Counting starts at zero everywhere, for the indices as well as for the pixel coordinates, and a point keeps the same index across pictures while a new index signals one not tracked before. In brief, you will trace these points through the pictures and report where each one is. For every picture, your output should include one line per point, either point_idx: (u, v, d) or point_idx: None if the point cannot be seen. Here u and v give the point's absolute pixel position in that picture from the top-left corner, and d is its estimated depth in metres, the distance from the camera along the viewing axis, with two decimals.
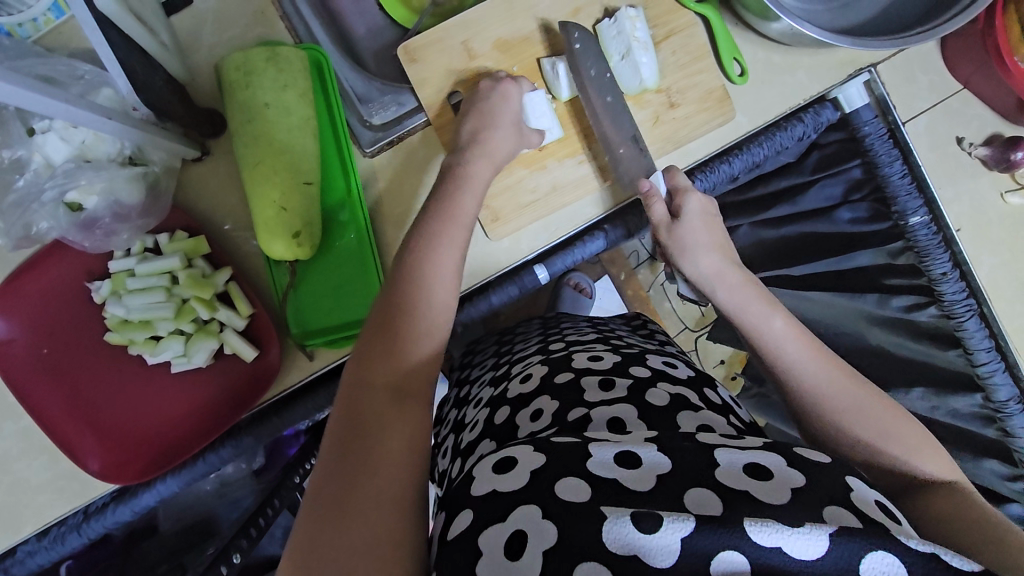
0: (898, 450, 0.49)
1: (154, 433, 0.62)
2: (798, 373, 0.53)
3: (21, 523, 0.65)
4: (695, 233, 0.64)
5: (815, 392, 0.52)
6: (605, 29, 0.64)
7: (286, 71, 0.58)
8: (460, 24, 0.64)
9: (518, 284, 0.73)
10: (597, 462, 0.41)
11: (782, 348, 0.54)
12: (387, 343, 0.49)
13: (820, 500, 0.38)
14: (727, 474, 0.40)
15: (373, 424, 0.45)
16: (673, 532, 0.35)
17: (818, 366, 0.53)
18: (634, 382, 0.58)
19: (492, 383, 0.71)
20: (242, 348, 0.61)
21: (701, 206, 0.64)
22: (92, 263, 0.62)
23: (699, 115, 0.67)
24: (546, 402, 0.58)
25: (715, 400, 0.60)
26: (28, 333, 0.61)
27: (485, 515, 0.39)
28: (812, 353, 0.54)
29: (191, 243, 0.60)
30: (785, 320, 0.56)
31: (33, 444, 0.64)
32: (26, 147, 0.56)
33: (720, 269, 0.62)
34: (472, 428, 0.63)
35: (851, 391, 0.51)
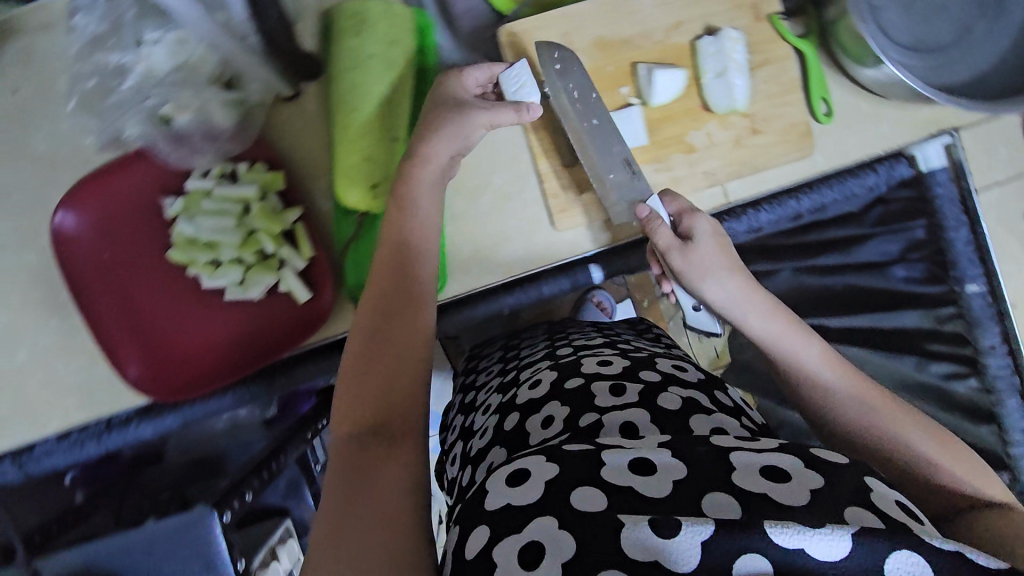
0: (948, 467, 0.48)
1: (194, 355, 0.63)
2: (834, 395, 0.53)
3: (47, 419, 0.65)
4: (708, 258, 0.60)
5: (859, 418, 0.52)
6: (705, 45, 0.65)
7: (398, 28, 0.60)
8: (564, 17, 0.66)
9: (534, 292, 0.70)
10: (611, 469, 0.41)
11: (821, 376, 0.54)
12: (384, 357, 0.49)
13: (839, 502, 0.38)
14: (744, 476, 0.40)
15: (375, 442, 0.45)
16: (693, 535, 0.35)
17: (860, 391, 0.53)
18: (645, 387, 0.58)
19: (500, 389, 0.70)
20: (297, 289, 0.62)
21: (713, 230, 0.62)
22: (167, 179, 0.63)
23: (778, 146, 0.68)
24: (558, 407, 0.57)
25: (725, 403, 0.60)
26: (93, 233, 0.62)
27: (501, 528, 0.39)
28: (847, 375, 0.54)
29: (270, 176, 0.62)
30: (821, 348, 0.56)
31: (74, 344, 0.65)
32: (133, 55, 0.58)
33: (736, 294, 0.59)
34: (481, 436, 0.63)
35: (889, 413, 0.51)
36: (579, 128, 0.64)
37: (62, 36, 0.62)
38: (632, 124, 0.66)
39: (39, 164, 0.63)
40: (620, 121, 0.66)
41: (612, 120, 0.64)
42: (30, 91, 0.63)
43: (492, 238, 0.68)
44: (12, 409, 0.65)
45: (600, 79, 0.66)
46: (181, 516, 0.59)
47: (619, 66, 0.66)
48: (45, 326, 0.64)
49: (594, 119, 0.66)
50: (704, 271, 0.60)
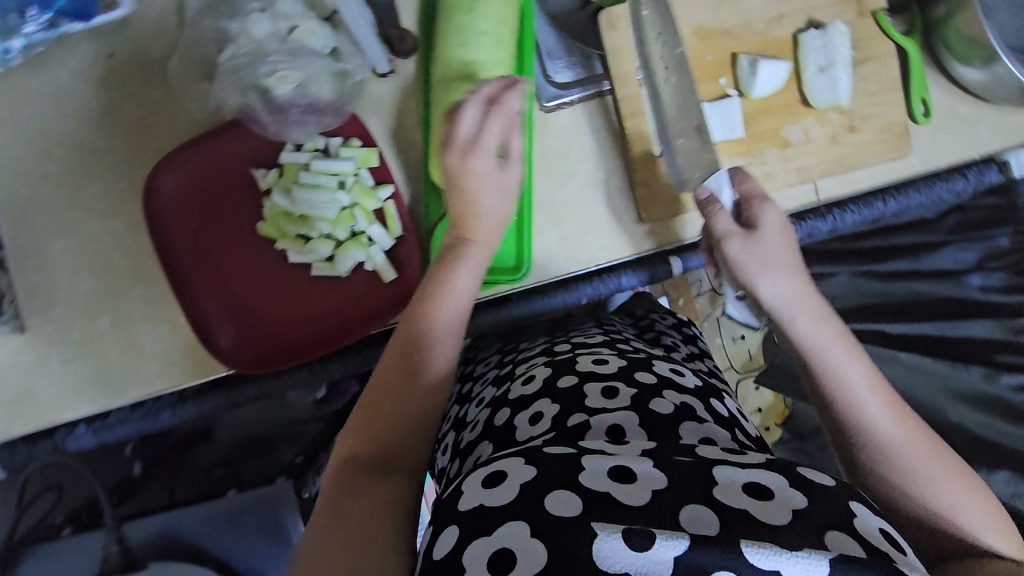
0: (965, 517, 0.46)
1: (273, 330, 0.62)
2: (875, 423, 0.49)
3: (126, 388, 0.65)
4: (772, 252, 0.55)
5: (889, 446, 0.48)
6: (809, 39, 0.64)
7: (509, 6, 0.57)
8: (666, 3, 0.64)
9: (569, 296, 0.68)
10: (589, 473, 0.41)
11: (864, 403, 0.49)
12: (393, 382, 0.48)
13: (820, 524, 0.39)
14: (725, 492, 0.41)
15: (370, 461, 0.45)
16: (667, 549, 0.36)
17: (897, 420, 0.49)
18: (638, 392, 0.57)
19: (495, 381, 0.69)
20: (384, 268, 0.62)
21: (781, 220, 0.57)
22: (261, 149, 0.62)
23: (875, 145, 0.67)
24: (547, 405, 0.57)
25: (721, 413, 0.60)
26: (180, 201, 0.61)
27: (472, 528, 0.39)
28: (887, 402, 0.49)
29: (364, 152, 0.61)
30: (865, 366, 0.51)
31: (160, 311, 0.64)
32: (239, 22, 0.58)
33: (792, 296, 0.54)
34: (472, 428, 0.63)
35: (922, 444, 0.48)
36: (646, 82, 0.64)
37: (162, 6, 0.61)
38: (731, 117, 0.65)
39: (131, 130, 0.63)
40: (720, 112, 0.64)
41: (691, 78, 0.64)
42: (129, 57, 0.62)
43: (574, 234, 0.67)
44: (91, 376, 0.64)
45: (701, 69, 0.65)
46: (265, 491, 0.73)
47: (718, 58, 0.65)
48: (129, 292, 0.64)
49: (692, 109, 0.64)
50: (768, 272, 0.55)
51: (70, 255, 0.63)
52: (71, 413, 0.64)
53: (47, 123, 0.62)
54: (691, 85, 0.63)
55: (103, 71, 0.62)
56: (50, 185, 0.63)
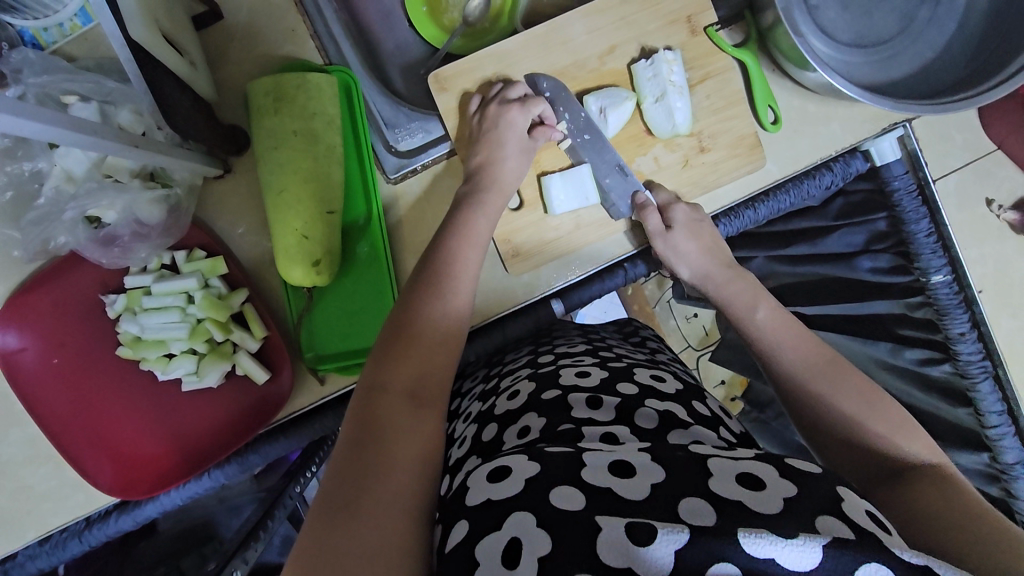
0: (875, 427, 0.49)
1: (156, 453, 0.62)
2: (773, 352, 0.57)
3: (22, 530, 0.65)
4: (686, 233, 0.65)
5: (789, 369, 0.55)
6: (640, 69, 0.63)
7: (315, 99, 0.57)
8: (493, 56, 0.64)
9: (534, 318, 0.69)
10: (591, 469, 0.41)
11: (760, 333, 0.59)
12: (415, 363, 0.51)
13: (810, 510, 0.38)
14: (719, 484, 0.40)
15: (390, 431, 0.46)
16: (668, 543, 0.35)
17: (798, 349, 0.56)
18: (623, 401, 0.55)
19: (481, 396, 0.64)
20: (254, 370, 0.61)
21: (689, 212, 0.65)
22: (108, 276, 0.61)
23: (729, 161, 0.66)
24: (534, 419, 0.53)
25: (704, 414, 0.57)
26: (40, 343, 0.60)
27: (481, 525, 0.38)
28: (797, 338, 0.57)
29: (209, 262, 0.59)
30: (772, 310, 0.61)
31: (40, 451, 0.64)
32: (47, 159, 0.56)
33: (703, 269, 0.66)
34: (460, 445, 0.58)
35: (831, 367, 0.54)
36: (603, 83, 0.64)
37: None
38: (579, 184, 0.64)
39: None
40: (571, 180, 0.64)
41: (619, 91, 0.63)
42: None
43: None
44: None
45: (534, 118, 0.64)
46: None
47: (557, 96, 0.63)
48: (6, 436, 0.63)
49: (544, 181, 0.64)
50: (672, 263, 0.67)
51: None
52: None
53: None
54: (646, 135, 0.64)
55: None
56: None
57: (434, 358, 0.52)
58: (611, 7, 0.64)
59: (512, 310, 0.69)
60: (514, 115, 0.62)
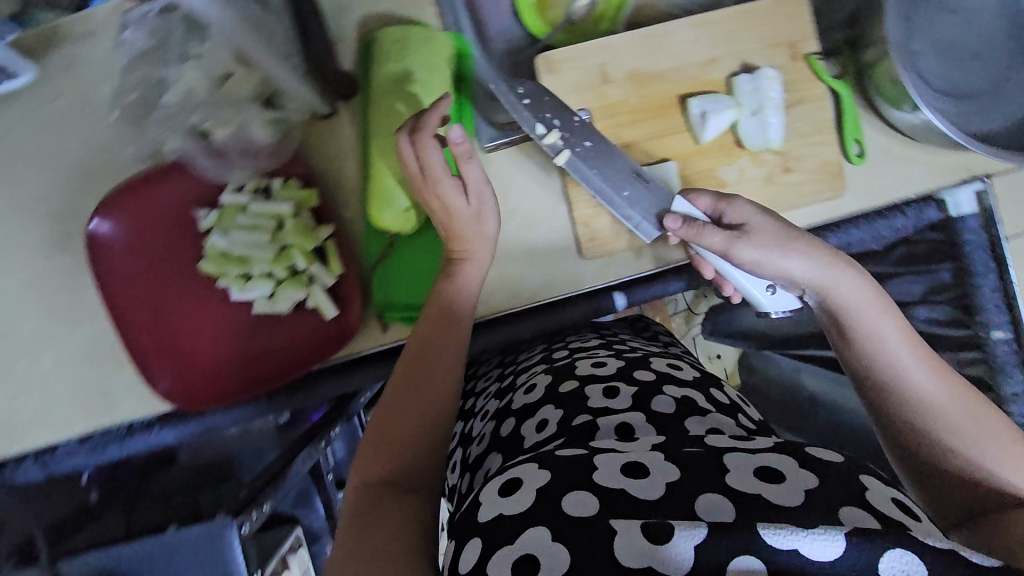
0: (1009, 474, 0.47)
1: (217, 370, 0.64)
2: (913, 381, 0.50)
3: (69, 424, 0.65)
4: (765, 235, 0.57)
5: (930, 402, 0.50)
6: (742, 82, 0.65)
7: (439, 53, 0.60)
8: (601, 48, 0.66)
9: (593, 305, 0.71)
10: (602, 470, 0.43)
11: (897, 359, 0.51)
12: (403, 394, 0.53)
13: (830, 503, 0.41)
14: (738, 479, 0.42)
15: (386, 474, 0.48)
16: (686, 540, 0.37)
17: (939, 378, 0.50)
18: (639, 389, 0.60)
19: (497, 396, 0.72)
20: (326, 306, 0.63)
21: (759, 209, 0.59)
22: (203, 190, 0.63)
23: (809, 184, 0.68)
24: (552, 411, 0.60)
25: (722, 401, 0.61)
26: (128, 243, 0.62)
27: (493, 539, 0.40)
28: (936, 368, 0.51)
29: (305, 193, 0.62)
30: (900, 325, 0.53)
31: (99, 351, 0.64)
32: (175, 67, 0.58)
33: (820, 264, 0.55)
34: (480, 442, 0.65)
35: (964, 405, 0.49)
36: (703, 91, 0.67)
37: (102, 54, 0.62)
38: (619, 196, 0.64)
39: (75, 174, 0.63)
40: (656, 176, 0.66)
41: (713, 99, 0.65)
42: (71, 100, 0.63)
43: (524, 257, 0.67)
44: (33, 414, 0.65)
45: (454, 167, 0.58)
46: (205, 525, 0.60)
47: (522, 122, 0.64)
48: (72, 331, 0.64)
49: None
50: (725, 277, 0.63)
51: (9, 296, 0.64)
52: (17, 448, 0.65)
53: None
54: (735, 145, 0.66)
55: (46, 113, 0.63)
56: None
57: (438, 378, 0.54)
58: (720, 21, 0.66)
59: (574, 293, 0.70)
60: (437, 192, 0.57)
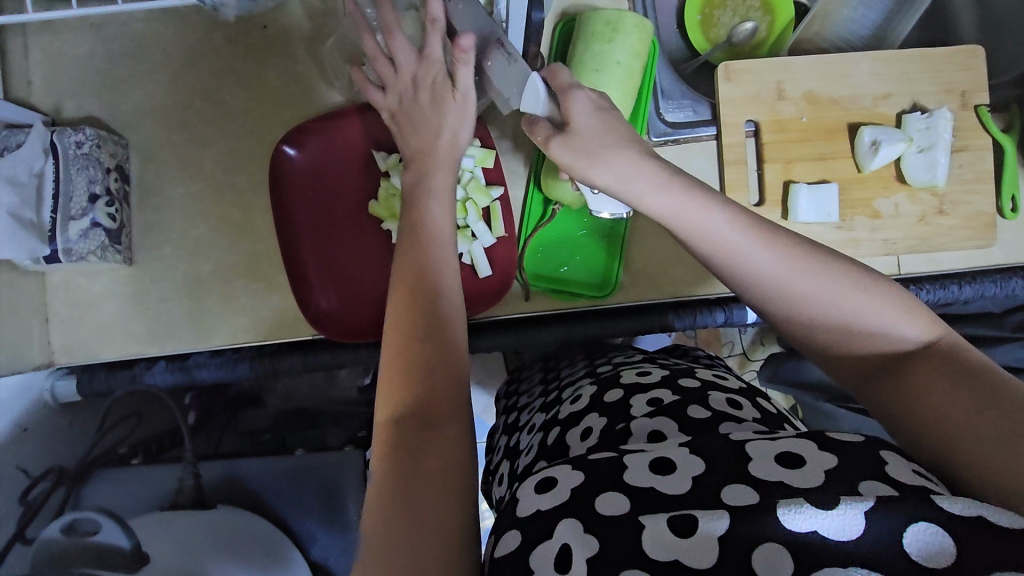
0: (871, 323, 0.43)
1: (362, 305, 0.65)
2: (747, 273, 0.45)
3: (213, 333, 0.68)
4: (585, 136, 0.51)
5: (761, 281, 0.45)
6: (913, 120, 0.68)
7: (644, 41, 0.61)
8: (781, 66, 0.68)
9: (724, 313, 0.71)
10: (631, 470, 0.41)
11: (733, 258, 0.46)
12: (407, 324, 0.43)
13: (851, 478, 0.38)
14: (759, 465, 0.39)
15: (409, 432, 0.39)
16: (710, 527, 0.36)
17: (776, 250, 0.45)
18: (681, 397, 0.55)
19: (542, 408, 0.65)
20: (480, 263, 0.66)
21: (594, 105, 0.52)
22: (383, 135, 0.66)
23: (961, 231, 0.69)
24: (596, 419, 0.55)
25: (769, 410, 0.57)
26: (305, 168, 0.64)
27: (533, 534, 0.39)
28: (746, 228, 0.46)
29: (483, 152, 0.65)
30: (731, 213, 0.47)
31: (259, 268, 0.68)
32: None
33: (679, 199, 0.47)
34: (527, 453, 0.59)
35: (807, 266, 0.44)
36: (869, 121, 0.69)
37: None
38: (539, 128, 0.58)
39: (270, 98, 0.67)
40: (816, 195, 0.67)
41: (884, 131, 0.67)
42: (281, 31, 0.66)
43: (673, 250, 0.69)
44: (182, 317, 0.67)
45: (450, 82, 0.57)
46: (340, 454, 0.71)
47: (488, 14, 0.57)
48: (234, 245, 0.67)
49: (792, 188, 0.67)
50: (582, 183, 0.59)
51: (188, 199, 0.67)
52: (157, 348, 0.67)
53: (190, 77, 0.67)
54: (898, 179, 0.68)
55: (255, 38, 0.66)
56: (187, 133, 0.67)
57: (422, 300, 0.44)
58: (899, 60, 0.69)
59: (707, 295, 0.70)
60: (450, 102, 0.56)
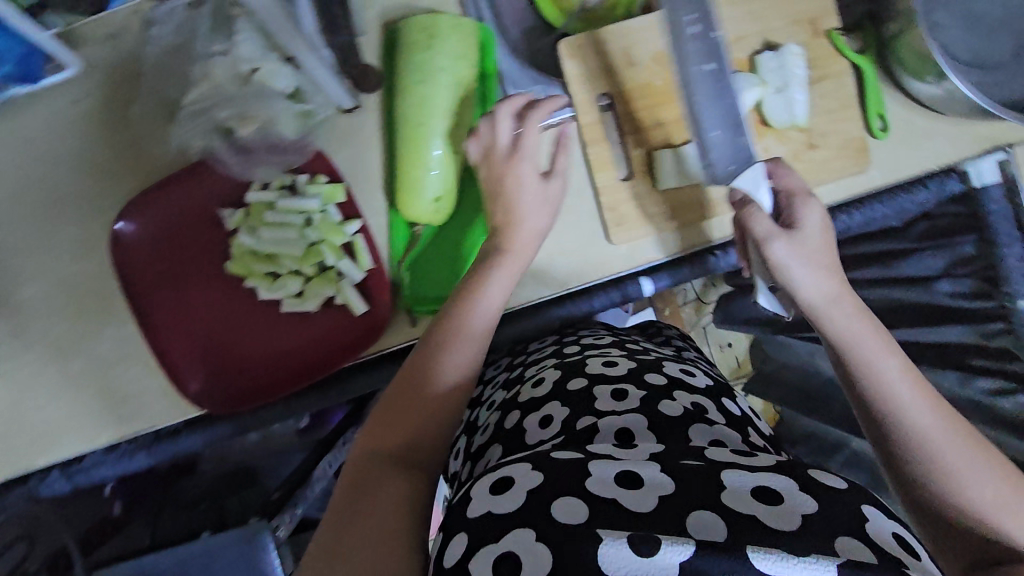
0: (971, 489, 0.46)
1: (239, 371, 0.63)
2: (903, 423, 0.49)
3: (99, 431, 0.64)
4: (823, 257, 0.57)
5: (915, 437, 0.48)
6: (765, 60, 0.65)
7: (466, 41, 0.59)
8: (623, 32, 0.66)
9: (620, 292, 0.70)
10: (596, 480, 0.42)
11: (895, 399, 0.50)
12: (410, 403, 0.50)
13: (829, 530, 0.39)
14: (734, 497, 0.40)
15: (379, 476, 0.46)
16: (671, 554, 0.36)
17: (935, 417, 0.49)
18: (648, 393, 0.57)
19: (507, 386, 0.70)
20: (354, 301, 0.62)
21: (823, 219, 0.58)
22: (228, 190, 0.62)
23: (836, 161, 0.68)
24: (557, 408, 0.57)
25: (732, 412, 0.61)
26: (149, 241, 0.61)
27: (481, 539, 0.39)
28: (917, 389, 0.50)
29: (330, 188, 0.61)
30: (903, 364, 0.52)
31: (131, 355, 0.64)
32: (202, 66, 0.58)
33: (830, 293, 0.55)
34: (483, 431, 0.63)
35: (928, 411, 0.49)
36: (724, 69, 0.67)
37: (125, 50, 0.61)
38: (728, 71, 0.60)
39: (95, 175, 0.62)
40: (683, 157, 0.65)
41: (735, 80, 0.65)
42: (93, 104, 0.62)
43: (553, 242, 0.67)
44: (61, 422, 0.64)
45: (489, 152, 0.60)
46: (238, 530, 0.64)
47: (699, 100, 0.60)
48: (99, 335, 0.63)
49: (657, 155, 0.65)
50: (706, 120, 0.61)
51: (38, 300, 0.63)
52: (44, 458, 0.64)
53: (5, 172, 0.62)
54: (762, 125, 0.67)
55: (71, 116, 0.62)
56: (19, 231, 0.62)
57: (427, 386, 0.51)
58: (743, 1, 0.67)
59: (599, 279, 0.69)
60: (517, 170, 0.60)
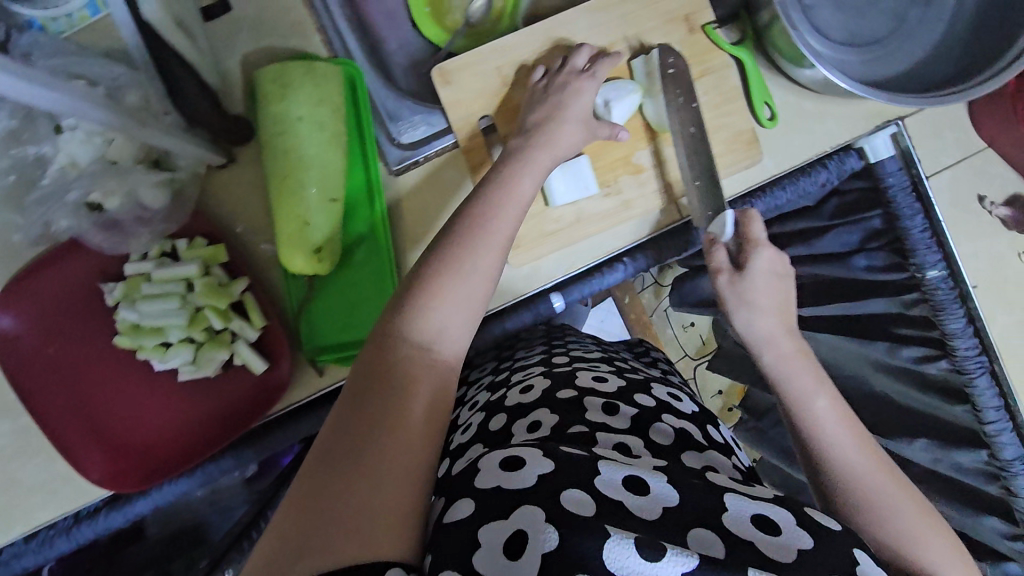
0: (897, 520, 0.47)
1: (151, 444, 0.61)
2: (835, 454, 0.51)
3: (10, 524, 0.62)
4: (767, 296, 0.58)
5: (844, 468, 0.50)
6: (637, 66, 0.65)
7: (323, 86, 0.58)
8: (494, 51, 0.64)
9: (533, 312, 0.69)
10: (605, 478, 0.40)
11: (823, 428, 0.52)
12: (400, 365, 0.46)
13: (825, 566, 0.38)
14: (735, 522, 0.40)
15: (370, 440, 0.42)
16: (675, 565, 0.35)
17: (862, 452, 0.51)
18: (638, 413, 0.56)
19: (489, 387, 0.68)
20: (252, 359, 0.60)
21: (774, 264, 0.58)
22: (107, 264, 0.61)
23: (727, 156, 0.67)
24: (546, 414, 0.54)
25: (716, 439, 0.59)
26: (30, 330, 0.59)
27: (488, 511, 0.39)
28: (845, 423, 0.52)
29: (210, 250, 0.60)
30: (830, 400, 0.54)
31: (31, 444, 0.62)
32: (52, 144, 0.56)
33: (773, 331, 0.57)
34: (464, 431, 0.60)
35: (854, 443, 0.51)
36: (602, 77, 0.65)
37: None
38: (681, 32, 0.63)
39: None
40: (570, 173, 0.64)
41: (610, 90, 0.64)
42: None
43: None
44: None
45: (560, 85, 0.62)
46: None
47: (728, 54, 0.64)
48: None
49: None
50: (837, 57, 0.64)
51: None
52: None
53: None
54: (647, 129, 0.66)
55: None
56: None
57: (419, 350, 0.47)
58: (613, 6, 0.65)
59: (512, 299, 0.69)
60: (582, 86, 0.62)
